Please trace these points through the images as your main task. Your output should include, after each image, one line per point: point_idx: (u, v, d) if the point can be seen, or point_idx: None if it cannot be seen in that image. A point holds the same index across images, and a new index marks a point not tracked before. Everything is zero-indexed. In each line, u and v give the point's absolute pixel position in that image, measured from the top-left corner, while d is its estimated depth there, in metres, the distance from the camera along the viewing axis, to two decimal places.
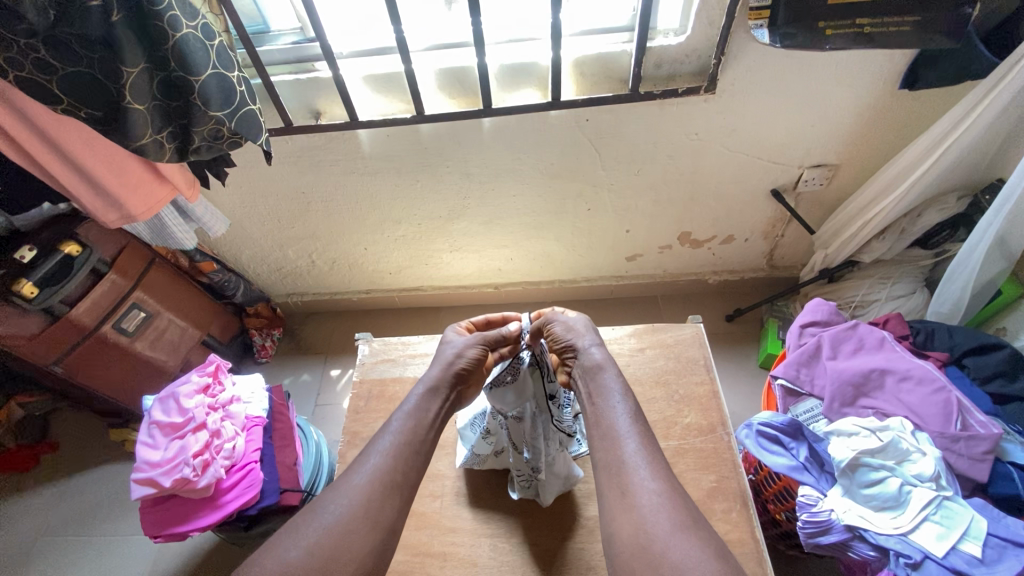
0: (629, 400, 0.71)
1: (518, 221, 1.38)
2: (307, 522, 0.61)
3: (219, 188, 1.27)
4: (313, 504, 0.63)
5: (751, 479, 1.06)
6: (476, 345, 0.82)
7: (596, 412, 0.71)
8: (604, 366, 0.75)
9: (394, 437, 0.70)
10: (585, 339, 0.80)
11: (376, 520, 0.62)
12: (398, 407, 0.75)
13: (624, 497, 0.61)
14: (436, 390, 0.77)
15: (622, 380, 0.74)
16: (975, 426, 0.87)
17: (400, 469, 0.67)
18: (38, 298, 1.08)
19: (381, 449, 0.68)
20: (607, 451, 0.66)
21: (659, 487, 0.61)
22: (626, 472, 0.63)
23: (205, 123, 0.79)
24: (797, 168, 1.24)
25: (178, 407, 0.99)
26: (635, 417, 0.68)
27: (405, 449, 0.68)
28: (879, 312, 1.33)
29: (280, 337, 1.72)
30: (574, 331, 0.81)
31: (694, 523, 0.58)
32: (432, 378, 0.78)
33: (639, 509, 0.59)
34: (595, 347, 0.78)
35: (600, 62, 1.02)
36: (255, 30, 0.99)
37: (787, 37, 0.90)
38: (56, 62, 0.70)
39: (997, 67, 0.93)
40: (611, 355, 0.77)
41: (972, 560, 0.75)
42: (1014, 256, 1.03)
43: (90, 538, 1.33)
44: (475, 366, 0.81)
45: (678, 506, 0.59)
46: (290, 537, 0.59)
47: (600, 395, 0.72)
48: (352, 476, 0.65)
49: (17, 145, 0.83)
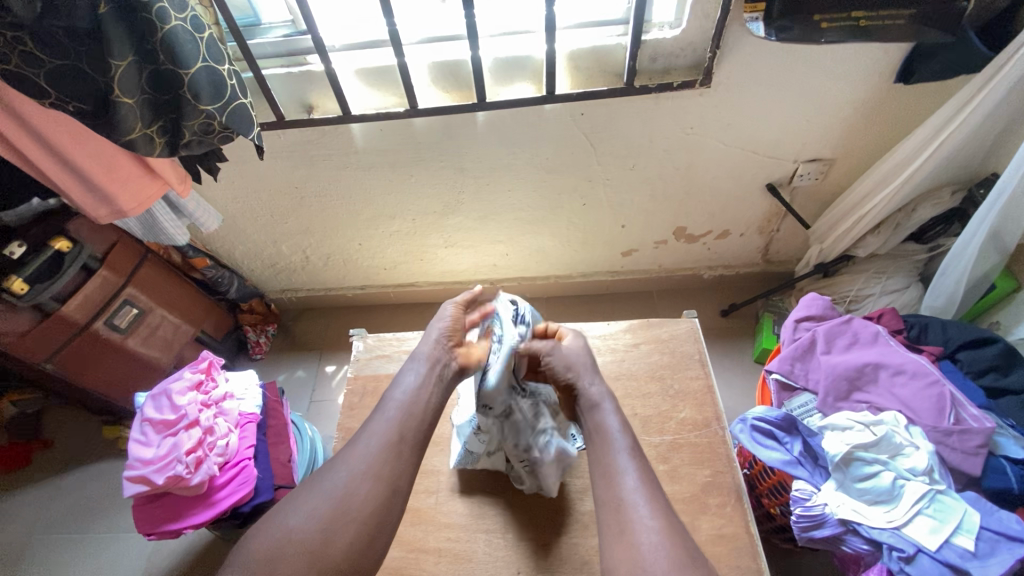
0: (629, 434, 0.71)
1: (513, 217, 1.37)
2: (309, 490, 0.64)
3: (211, 183, 1.26)
4: (318, 474, 0.67)
5: (746, 473, 1.06)
6: (457, 304, 0.84)
7: (596, 449, 0.70)
8: (603, 404, 0.74)
9: (392, 404, 0.72)
10: (586, 373, 0.78)
11: (377, 476, 0.64)
12: (395, 379, 0.77)
13: (623, 535, 0.61)
14: (431, 358, 0.77)
15: (621, 418, 0.73)
16: (968, 421, 0.88)
17: (397, 430, 0.69)
18: (29, 295, 1.07)
19: (381, 417, 0.71)
20: (606, 488, 0.65)
21: (657, 525, 0.61)
22: (626, 509, 0.63)
23: (195, 116, 0.77)
24: (793, 162, 1.23)
25: (171, 405, 0.99)
26: (633, 454, 0.68)
27: (401, 414, 0.70)
28: (873, 306, 1.34)
29: (275, 334, 1.71)
30: (574, 371, 0.77)
31: (690, 561, 0.58)
32: (426, 348, 0.78)
33: (638, 548, 0.59)
34: (594, 385, 0.76)
35: (594, 55, 1.01)
36: (245, 23, 0.99)
37: (782, 31, 0.89)
38: (44, 56, 0.69)
39: (993, 60, 0.93)
40: (609, 391, 0.76)
41: (964, 553, 0.75)
42: (1007, 250, 1.03)
43: (84, 536, 1.32)
44: (457, 323, 0.82)
45: (677, 545, 0.60)
46: (293, 505, 0.63)
47: (599, 432, 0.71)
48: (353, 445, 0.68)
49: (15, 149, 0.83)
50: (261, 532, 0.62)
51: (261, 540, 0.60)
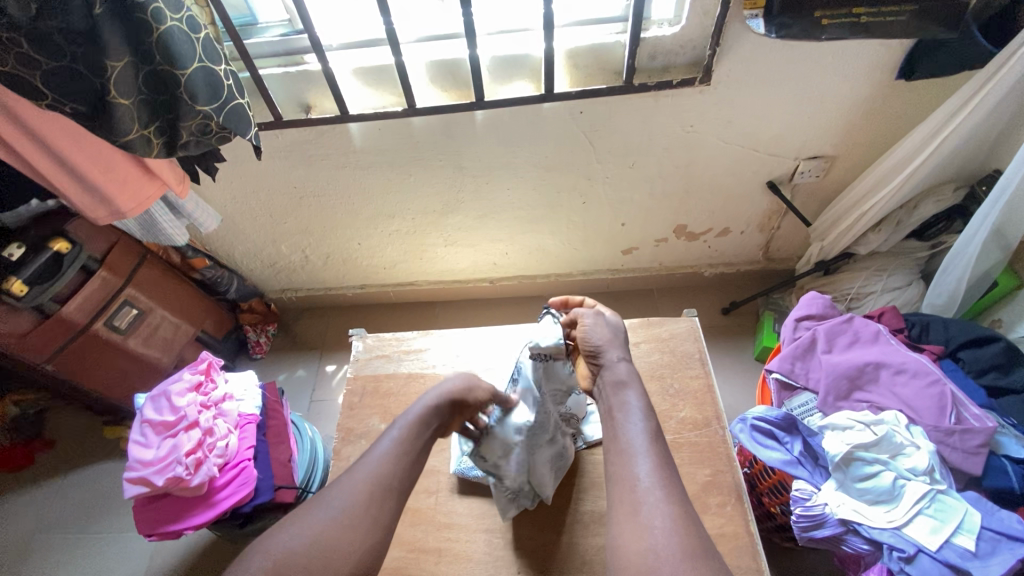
0: (650, 416, 0.69)
1: (512, 216, 1.37)
2: (308, 513, 0.61)
3: (210, 184, 1.26)
4: (318, 497, 0.63)
5: (746, 472, 1.06)
6: (485, 387, 0.80)
7: (615, 426, 0.69)
8: (628, 383, 0.73)
9: (396, 442, 0.69)
10: (613, 350, 0.78)
11: (376, 519, 0.62)
12: (402, 412, 0.74)
13: (635, 516, 0.59)
14: (441, 417, 0.74)
15: (643, 397, 0.72)
16: (969, 420, 0.88)
17: (400, 475, 0.66)
18: (30, 296, 1.07)
19: (383, 450, 0.68)
20: (623, 467, 0.64)
21: (671, 510, 0.58)
22: (640, 490, 0.61)
23: (192, 117, 0.77)
24: (793, 160, 1.23)
25: (171, 406, 0.99)
26: (653, 437, 0.66)
27: (405, 455, 0.68)
28: (875, 304, 1.33)
29: (275, 333, 1.71)
30: (602, 344, 0.79)
31: (703, 552, 0.56)
32: (439, 399, 0.75)
33: (650, 531, 0.57)
34: (621, 362, 0.77)
35: (593, 53, 1.01)
36: (243, 22, 0.98)
37: (782, 28, 0.88)
38: (40, 58, 0.69)
39: (995, 56, 0.92)
40: (636, 373, 0.75)
41: (965, 553, 0.75)
42: (1011, 247, 1.02)
43: (86, 536, 1.33)
44: (470, 401, 0.78)
45: (691, 534, 0.57)
46: (289, 526, 0.60)
47: (620, 411, 0.70)
48: (354, 473, 0.65)
49: (17, 153, 0.84)
50: (253, 553, 0.57)
51: (257, 562, 0.56)
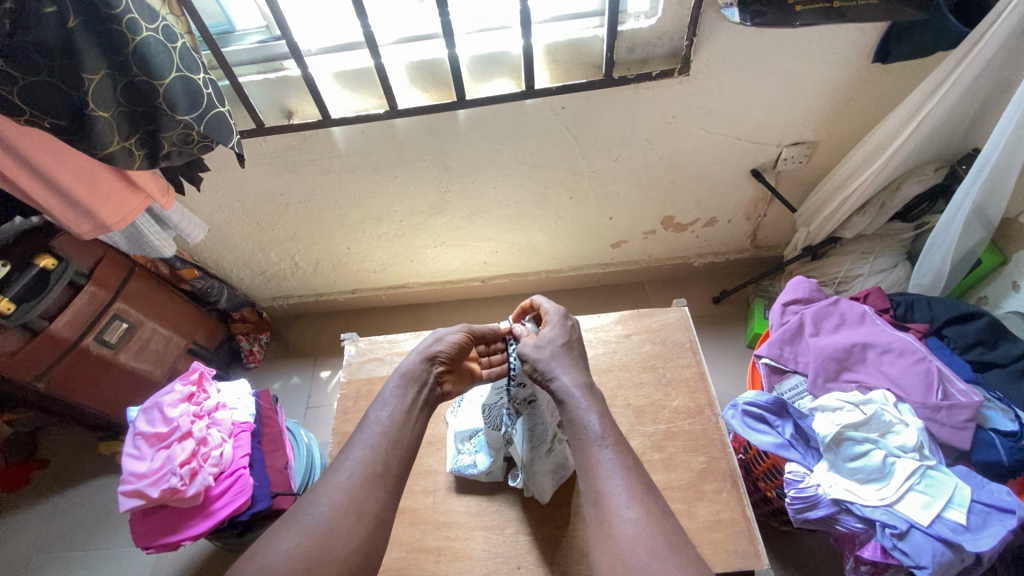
0: (602, 421, 0.66)
1: (500, 214, 1.37)
2: (290, 524, 0.60)
3: (195, 195, 1.25)
4: (296, 507, 0.62)
5: (741, 458, 1.07)
6: (460, 332, 0.81)
7: (573, 440, 0.67)
8: (568, 399, 0.69)
9: (375, 430, 0.68)
10: (552, 366, 0.72)
11: (360, 512, 0.61)
12: (376, 396, 0.73)
13: (602, 528, 0.58)
14: (414, 379, 0.74)
15: (596, 403, 0.68)
16: (956, 395, 0.89)
17: (382, 460, 0.65)
18: (16, 314, 1.06)
19: (362, 443, 0.67)
20: (587, 482, 0.63)
21: (635, 515, 0.58)
22: (604, 500, 0.60)
23: (173, 127, 0.77)
24: (776, 146, 1.24)
25: (162, 417, 0.99)
26: (610, 444, 0.64)
27: (385, 439, 0.67)
28: (862, 286, 1.35)
29: (268, 342, 1.71)
30: (539, 369, 0.73)
31: (672, 550, 0.55)
32: (410, 365, 0.76)
33: (616, 540, 0.56)
34: (559, 374, 0.71)
35: (572, 48, 1.01)
36: (219, 30, 0.96)
37: (756, 15, 0.89)
38: (16, 73, 0.66)
39: (966, 38, 0.94)
40: (585, 382, 0.70)
41: (956, 527, 0.76)
42: (992, 225, 1.05)
43: (83, 553, 1.32)
44: (457, 352, 0.79)
45: (657, 533, 0.56)
46: (270, 542, 0.59)
47: (573, 422, 0.67)
48: (335, 473, 0.64)
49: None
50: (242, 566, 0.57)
51: None
